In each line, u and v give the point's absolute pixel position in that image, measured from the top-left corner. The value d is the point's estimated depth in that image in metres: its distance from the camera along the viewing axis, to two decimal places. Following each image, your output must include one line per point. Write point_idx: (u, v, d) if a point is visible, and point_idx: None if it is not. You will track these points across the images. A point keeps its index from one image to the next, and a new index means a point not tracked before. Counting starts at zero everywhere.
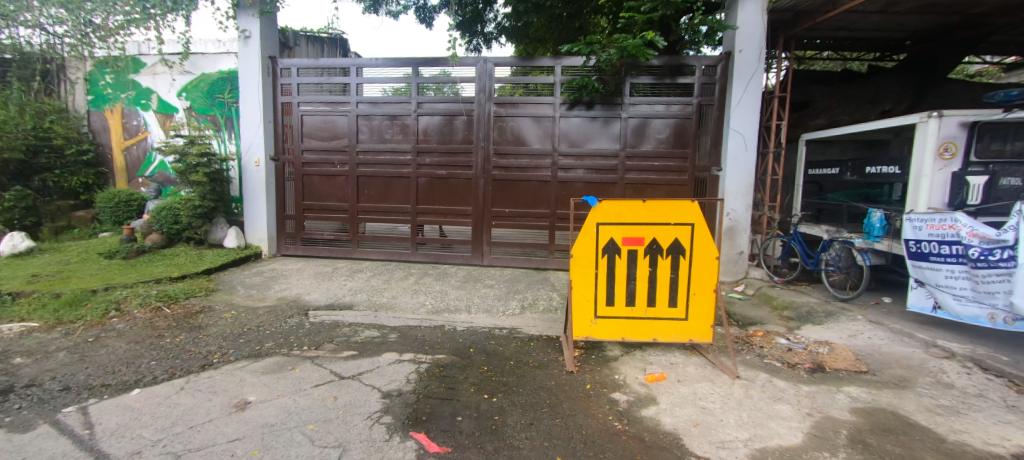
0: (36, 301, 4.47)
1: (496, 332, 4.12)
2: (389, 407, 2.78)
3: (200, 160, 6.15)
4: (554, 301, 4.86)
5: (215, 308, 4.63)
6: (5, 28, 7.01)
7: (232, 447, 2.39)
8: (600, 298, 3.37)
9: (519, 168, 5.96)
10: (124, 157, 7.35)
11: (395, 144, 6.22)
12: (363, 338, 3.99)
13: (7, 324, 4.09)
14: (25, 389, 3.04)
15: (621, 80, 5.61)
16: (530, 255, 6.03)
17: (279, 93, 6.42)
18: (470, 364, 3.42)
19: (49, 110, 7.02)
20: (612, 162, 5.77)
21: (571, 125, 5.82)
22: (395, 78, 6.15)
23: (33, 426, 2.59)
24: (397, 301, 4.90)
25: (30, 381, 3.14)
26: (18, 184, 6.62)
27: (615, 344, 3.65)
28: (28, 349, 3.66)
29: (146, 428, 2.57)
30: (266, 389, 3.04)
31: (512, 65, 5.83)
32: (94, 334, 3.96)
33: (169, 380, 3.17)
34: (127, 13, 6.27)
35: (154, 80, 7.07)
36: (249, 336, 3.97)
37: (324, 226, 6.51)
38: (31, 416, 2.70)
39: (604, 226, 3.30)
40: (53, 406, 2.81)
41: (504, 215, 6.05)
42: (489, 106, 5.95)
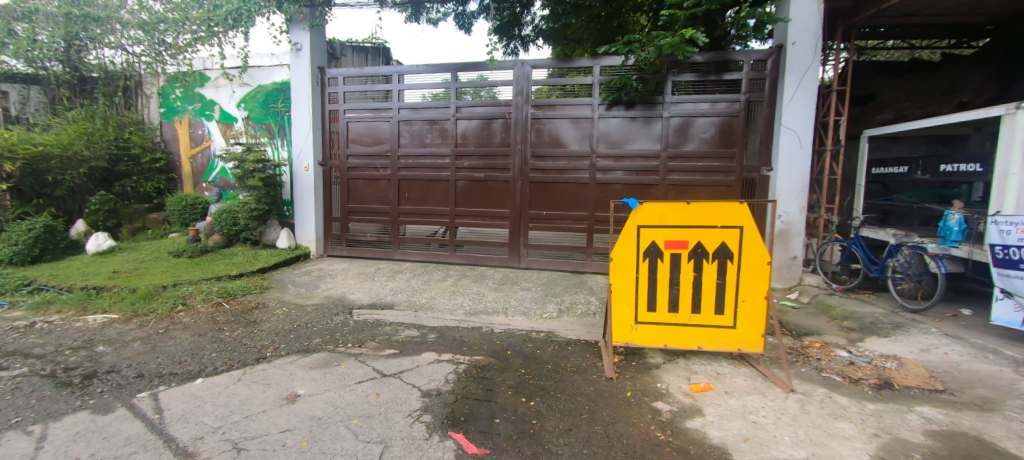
0: (115, 295, 4.89)
1: (533, 335, 4.09)
2: (429, 407, 2.81)
3: (256, 166, 6.51)
4: (592, 305, 4.77)
5: (268, 304, 4.88)
6: (92, 50, 7.65)
7: (283, 438, 2.50)
8: (641, 303, 3.26)
9: (557, 170, 5.91)
10: (191, 163, 7.93)
11: (434, 148, 6.34)
12: (404, 337, 4.07)
13: (92, 316, 4.49)
14: (106, 374, 3.32)
15: (663, 78, 5.44)
16: (568, 258, 5.95)
17: (327, 101, 6.71)
18: (507, 367, 3.41)
19: (128, 122, 7.68)
20: (653, 163, 5.61)
21: (610, 126, 5.71)
22: (434, 83, 6.26)
23: (112, 408, 2.82)
24: (436, 302, 4.97)
25: (110, 367, 3.43)
26: (103, 189, 7.23)
27: (657, 352, 3.52)
28: (108, 338, 4.01)
29: (208, 415, 2.74)
30: (314, 383, 3.16)
31: (550, 67, 5.80)
32: (163, 326, 4.27)
33: (228, 372, 3.36)
34: (194, 31, 6.95)
35: (217, 92, 7.57)
36: (298, 332, 4.15)
37: (367, 229, 6.72)
38: (110, 399, 2.94)
39: (645, 229, 3.20)
40: (130, 391, 3.05)
41: (542, 218, 6.01)
42: (527, 109, 5.94)
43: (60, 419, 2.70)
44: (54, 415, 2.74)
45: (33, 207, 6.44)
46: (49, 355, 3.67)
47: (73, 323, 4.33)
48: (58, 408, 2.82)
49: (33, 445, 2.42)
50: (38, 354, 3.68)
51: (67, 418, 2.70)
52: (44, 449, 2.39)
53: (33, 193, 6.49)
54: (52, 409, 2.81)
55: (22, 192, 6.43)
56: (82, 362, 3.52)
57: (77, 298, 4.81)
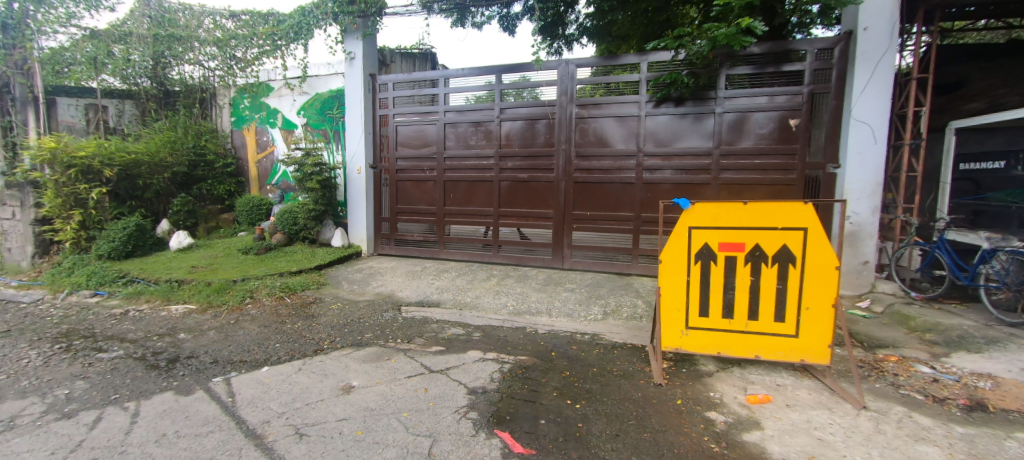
0: (194, 287, 5.32)
1: (578, 337, 4.03)
2: (476, 404, 2.85)
3: (314, 169, 6.88)
4: (639, 308, 4.63)
5: (324, 299, 5.14)
6: (175, 67, 8.32)
7: (340, 426, 2.61)
8: (693, 308, 3.13)
9: (602, 169, 5.80)
10: (257, 167, 8.49)
11: (479, 149, 6.40)
12: (450, 335, 4.14)
13: (175, 306, 4.94)
14: (187, 359, 3.62)
15: (716, 72, 5.21)
16: (613, 259, 5.83)
17: (378, 107, 6.97)
18: (552, 368, 3.38)
19: (204, 131, 8.35)
20: (705, 162, 5.37)
21: (658, 123, 5.53)
22: (478, 86, 6.35)
23: (192, 390, 3.07)
24: (480, 301, 5.03)
25: (190, 353, 3.74)
26: (183, 192, 7.91)
27: (709, 359, 3.36)
28: (188, 327, 4.37)
29: (273, 401, 2.91)
30: (367, 376, 3.29)
31: (594, 65, 5.73)
32: (234, 317, 4.60)
33: (290, 361, 3.56)
34: (261, 46, 7.77)
35: (279, 101, 8.07)
36: (352, 327, 4.33)
37: (414, 228, 6.91)
38: (191, 382, 3.20)
39: (697, 231, 3.08)
40: (207, 375, 3.31)
41: (587, 218, 5.92)
42: (571, 109, 5.88)
43: (150, 398, 2.97)
44: (145, 393, 3.02)
45: (128, 208, 7.13)
46: (141, 339, 4.06)
47: (160, 312, 4.79)
48: (147, 388, 3.11)
49: (128, 420, 2.69)
50: (132, 339, 4.09)
51: (155, 397, 2.97)
52: (137, 424, 2.65)
53: (128, 195, 7.16)
54: (143, 388, 3.10)
55: (118, 194, 7.09)
56: (167, 347, 3.86)
57: (162, 289, 5.30)
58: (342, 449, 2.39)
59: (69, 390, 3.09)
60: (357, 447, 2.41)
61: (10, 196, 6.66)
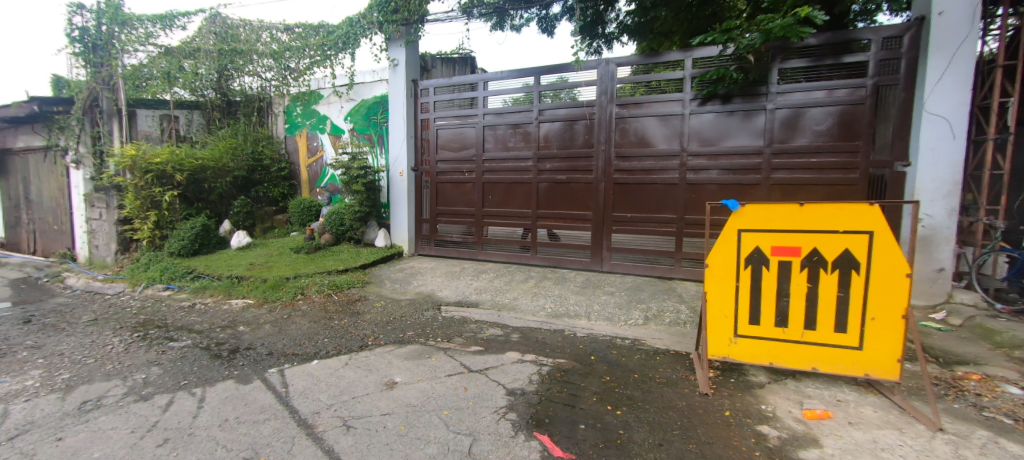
0: (252, 284, 5.65)
1: (618, 342, 3.94)
2: (515, 405, 2.84)
3: (359, 172, 7.15)
4: (683, 314, 4.46)
5: (369, 297, 5.31)
6: (237, 79, 8.86)
7: (384, 420, 2.68)
8: (742, 314, 2.99)
9: (643, 170, 5.66)
10: (308, 171, 8.90)
11: (518, 151, 6.41)
12: (488, 335, 4.16)
13: (235, 300, 5.28)
14: (246, 350, 3.84)
15: (768, 66, 4.95)
16: (654, 262, 5.66)
17: (419, 111, 7.14)
18: (592, 372, 3.32)
19: (262, 138, 8.84)
20: (756, 161, 5.11)
21: (704, 121, 5.32)
22: (515, 89, 6.38)
23: (250, 380, 3.25)
24: (518, 302, 5.02)
25: (248, 345, 3.96)
26: (244, 194, 8.39)
27: (760, 370, 3.18)
28: (246, 320, 4.64)
29: (322, 393, 3.03)
30: (409, 372, 3.36)
31: (634, 63, 5.60)
32: (286, 312, 4.84)
33: (338, 356, 3.70)
34: (313, 57, 8.17)
35: (328, 108, 8.43)
36: (394, 325, 4.44)
37: (453, 229, 7.01)
38: (249, 372, 3.39)
39: (747, 233, 2.93)
40: (263, 366, 3.50)
41: (627, 221, 5.78)
42: (611, 108, 5.77)
43: (213, 385, 3.17)
44: (210, 381, 3.23)
45: (195, 209, 7.70)
46: (205, 331, 4.35)
47: (222, 306, 5.14)
48: (211, 375, 3.33)
49: (195, 404, 2.88)
50: (198, 330, 4.39)
51: (219, 385, 3.17)
52: (202, 409, 2.83)
53: (195, 198, 7.75)
54: (208, 376, 3.31)
55: (187, 197, 7.66)
56: (229, 338, 4.12)
57: (224, 285, 5.67)
58: (386, 443, 2.45)
59: (146, 375, 3.35)
60: (401, 442, 2.46)
61: (99, 198, 7.46)
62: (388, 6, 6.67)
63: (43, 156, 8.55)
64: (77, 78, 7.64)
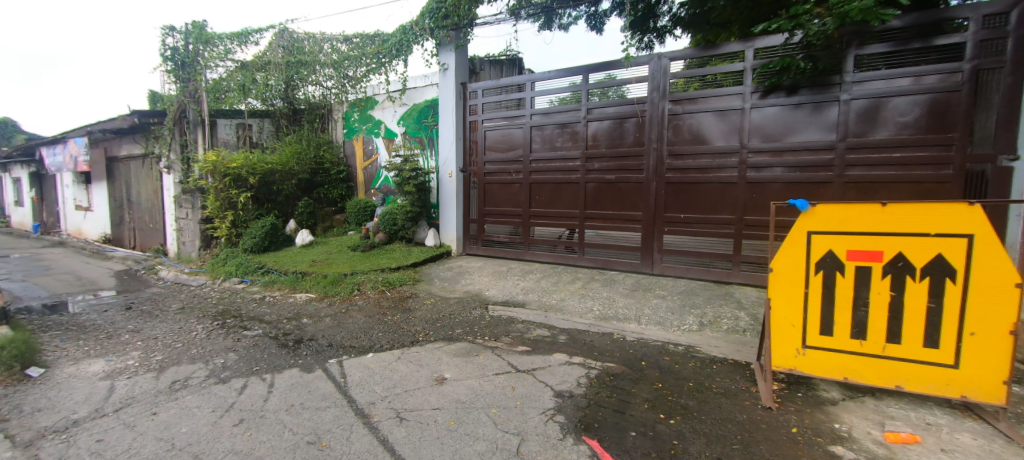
0: (313, 279, 5.99)
1: (670, 347, 3.80)
2: (563, 407, 2.81)
3: (411, 174, 7.37)
4: (742, 321, 4.21)
5: (419, 294, 5.48)
6: (302, 89, 9.39)
7: (435, 415, 2.74)
8: (812, 324, 2.78)
9: (698, 169, 5.42)
10: (364, 173, 9.27)
11: (566, 151, 6.35)
12: (535, 336, 4.16)
13: (299, 294, 5.63)
14: (309, 341, 4.08)
15: (841, 53, 4.60)
16: (709, 266, 5.41)
17: (468, 113, 7.27)
18: (642, 378, 3.22)
19: (323, 143, 9.34)
20: (827, 157, 4.74)
21: (766, 116, 5.01)
22: (561, 88, 6.34)
23: (313, 368, 3.45)
24: (566, 303, 4.98)
25: (311, 336, 4.21)
26: (307, 195, 8.89)
27: (832, 385, 2.95)
28: (308, 313, 4.93)
29: (378, 384, 3.16)
30: (458, 369, 3.42)
31: (688, 57, 5.39)
32: (344, 306, 5.10)
33: (391, 350, 3.84)
34: (369, 65, 8.52)
35: (383, 113, 8.78)
36: (444, 322, 4.54)
37: (500, 230, 7.06)
38: (312, 361, 3.60)
39: (817, 236, 2.73)
40: (324, 357, 3.69)
41: (681, 222, 5.56)
42: (663, 105, 5.57)
43: (281, 372, 3.40)
44: (278, 368, 3.46)
45: (265, 209, 8.27)
46: (274, 321, 4.67)
47: (288, 298, 5.50)
48: (279, 363, 3.57)
49: (265, 389, 3.09)
50: (268, 320, 4.73)
51: (286, 372, 3.40)
52: (272, 393, 3.04)
53: (266, 199, 8.33)
54: (276, 363, 3.55)
55: (259, 198, 8.26)
56: (294, 329, 4.40)
57: (290, 279, 6.08)
58: (437, 437, 2.51)
59: (224, 360, 3.64)
60: (451, 437, 2.51)
61: (186, 200, 8.24)
62: (439, 12, 6.90)
63: (140, 162, 9.61)
64: (169, 93, 8.70)
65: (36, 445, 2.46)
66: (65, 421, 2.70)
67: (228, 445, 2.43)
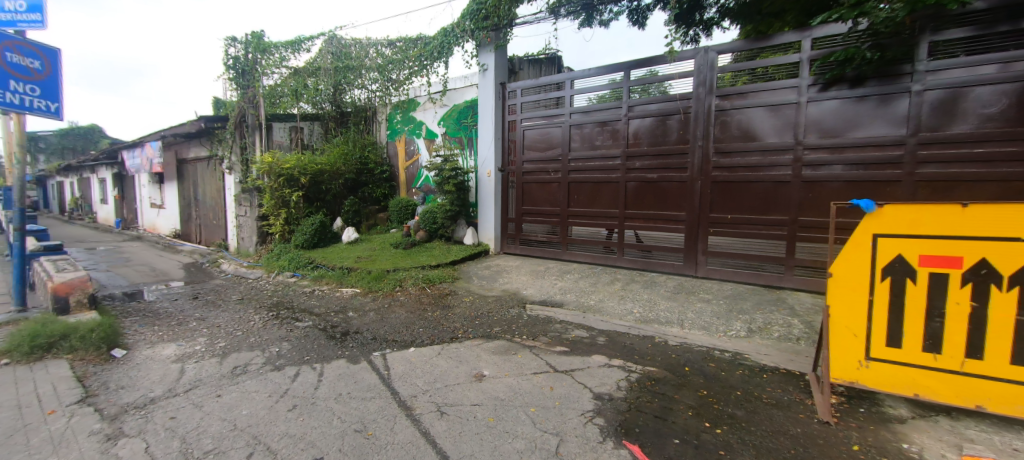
0: (359, 274, 6.22)
1: (716, 354, 3.65)
2: (602, 410, 2.77)
3: (451, 173, 7.51)
4: (795, 329, 3.99)
5: (458, 292, 5.56)
6: (349, 93, 9.75)
7: (474, 411, 2.78)
8: (878, 334, 2.60)
9: (747, 167, 5.18)
10: (406, 172, 9.49)
11: (606, 150, 6.25)
12: (574, 336, 4.12)
13: (345, 289, 5.86)
14: (355, 334, 4.24)
15: (913, 40, 4.25)
16: (759, 269, 5.16)
17: (507, 113, 7.32)
18: (686, 385, 3.12)
19: (368, 143, 9.66)
20: (894, 155, 4.41)
21: (825, 110, 4.72)
22: (601, 86, 6.26)
23: (358, 360, 3.59)
24: (605, 305, 4.90)
25: (356, 329, 4.37)
26: (353, 194, 9.23)
27: (899, 401, 2.73)
28: (354, 307, 5.13)
29: (419, 378, 3.24)
30: (496, 367, 3.45)
31: (736, 50, 5.20)
32: (387, 301, 5.26)
33: (431, 345, 3.92)
34: (412, 68, 8.73)
35: (424, 114, 8.98)
36: (482, 319, 4.60)
37: (538, 229, 7.04)
38: (358, 353, 3.74)
39: (885, 239, 2.54)
40: (369, 349, 3.83)
41: (728, 223, 5.34)
42: (709, 100, 5.37)
43: (330, 362, 3.55)
44: (327, 358, 3.63)
45: (315, 208, 8.66)
46: (323, 314, 4.89)
47: (335, 293, 5.75)
48: (327, 353, 3.73)
49: (316, 378, 3.24)
50: (317, 312, 4.96)
51: (334, 362, 3.54)
52: (322, 382, 3.18)
53: (316, 198, 8.73)
54: (326, 354, 3.72)
55: (310, 197, 8.66)
56: (341, 322, 4.58)
57: (337, 274, 6.33)
58: (477, 432, 2.54)
59: (279, 349, 3.85)
60: (490, 433, 2.53)
61: (245, 198, 8.77)
62: (479, 13, 6.96)
63: (205, 163, 10.35)
64: (231, 99, 9.38)
65: (120, 418, 2.70)
66: (144, 399, 2.95)
67: (283, 429, 2.56)
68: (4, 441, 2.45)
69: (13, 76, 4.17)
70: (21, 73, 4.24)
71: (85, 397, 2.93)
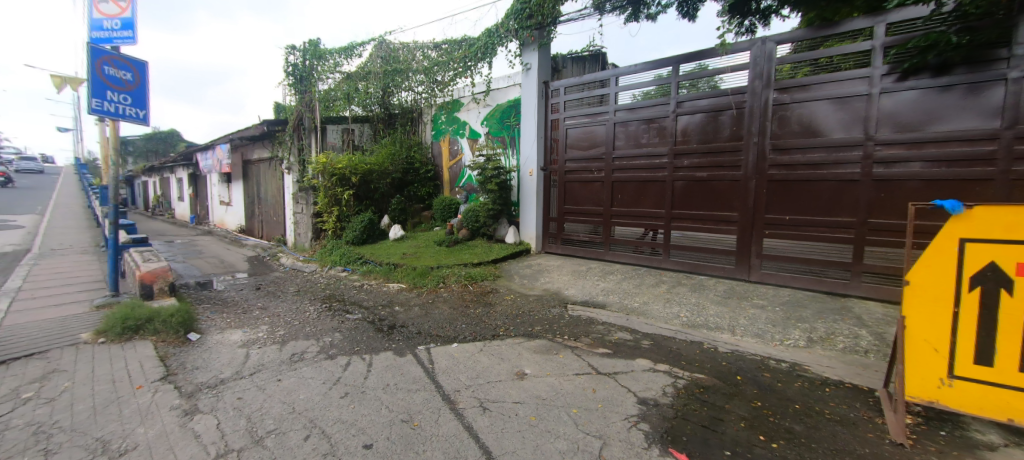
0: (404, 270, 6.40)
1: (771, 363, 3.45)
2: (648, 415, 2.69)
3: (493, 172, 7.56)
4: (861, 340, 3.70)
5: (500, 290, 5.60)
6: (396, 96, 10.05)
7: (516, 408, 2.78)
8: (964, 349, 2.36)
9: (809, 165, 4.86)
10: (449, 172, 9.66)
11: (652, 147, 6.07)
12: (617, 339, 4.03)
13: (392, 284, 6.06)
14: (401, 327, 4.36)
15: (1009, 22, 3.82)
16: (820, 275, 4.82)
17: (550, 111, 7.28)
18: (738, 394, 2.97)
19: (414, 144, 9.92)
20: (984, 150, 3.98)
21: (901, 102, 4.34)
22: (647, 82, 6.09)
23: (404, 353, 3.69)
24: (649, 307, 4.76)
25: (402, 323, 4.50)
26: (399, 193, 9.51)
27: (989, 425, 2.46)
28: (399, 301, 5.29)
29: (462, 373, 3.29)
30: (538, 366, 3.44)
31: (798, 39, 4.89)
32: (431, 297, 5.39)
33: (474, 341, 3.97)
34: (457, 69, 8.86)
35: (468, 115, 9.10)
36: (523, 318, 4.59)
37: (581, 229, 6.94)
38: (403, 346, 3.85)
39: (974, 244, 2.31)
40: (414, 343, 3.92)
41: (785, 224, 5.03)
42: (766, 94, 5.09)
43: (378, 353, 3.67)
44: (375, 349, 3.76)
45: (365, 206, 9.00)
46: (371, 307, 5.08)
47: (382, 288, 5.95)
48: (375, 345, 3.87)
49: (365, 368, 3.36)
50: (366, 306, 5.16)
51: (381, 354, 3.67)
52: (371, 372, 3.30)
53: (365, 196, 9.07)
54: (374, 346, 3.85)
55: (359, 195, 9.02)
56: (388, 316, 4.74)
57: (384, 270, 6.56)
58: (518, 430, 2.54)
59: (331, 339, 4.04)
60: (532, 432, 2.52)
61: (301, 196, 9.26)
62: (524, 12, 6.95)
63: (266, 163, 11.03)
64: (290, 103, 9.95)
65: (195, 396, 2.93)
66: (215, 379, 3.19)
67: (336, 414, 2.68)
68: (101, 411, 2.73)
69: (109, 87, 4.62)
70: (115, 84, 4.68)
71: (167, 375, 3.21)
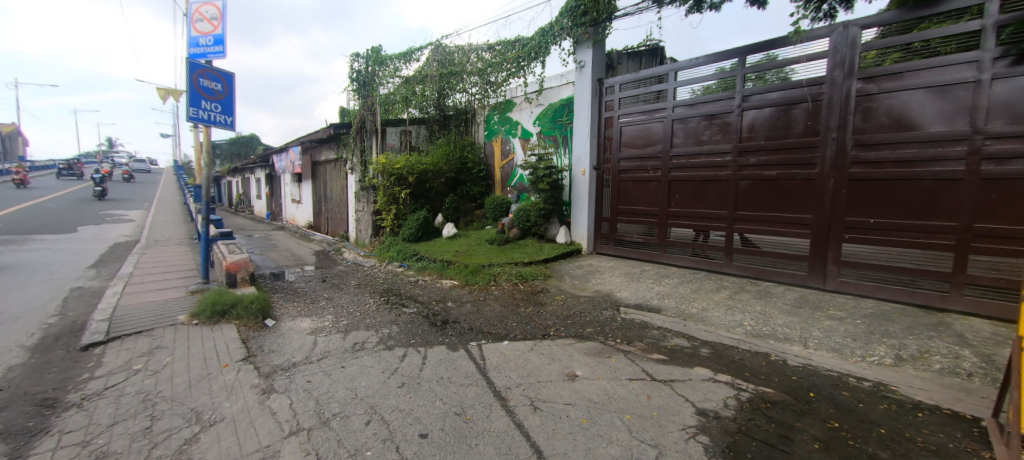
0: (456, 267, 6.52)
1: (851, 381, 3.15)
2: (707, 428, 2.54)
3: (545, 172, 7.48)
4: (962, 361, 3.28)
5: (550, 290, 5.55)
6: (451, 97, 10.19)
7: (568, 410, 2.73)
8: None
9: (898, 162, 4.38)
10: (501, 171, 9.71)
11: (713, 145, 5.75)
12: (673, 345, 3.85)
13: (445, 281, 6.20)
14: (453, 323, 4.44)
15: None
16: (911, 286, 4.33)
17: (604, 109, 7.12)
18: (811, 412, 2.73)
19: (467, 144, 10.08)
20: None
21: (1018, 89, 3.80)
22: (710, 76, 5.80)
23: (457, 348, 3.75)
24: (708, 314, 4.51)
25: (454, 319, 4.58)
26: (452, 191, 9.71)
27: None
28: (452, 298, 5.39)
29: (513, 371, 3.29)
30: (589, 368, 3.36)
31: (888, 22, 4.43)
32: (482, 294, 5.45)
33: (525, 340, 3.96)
34: (510, 70, 8.88)
35: (520, 115, 9.11)
36: (575, 319, 4.52)
37: (634, 230, 6.72)
38: (456, 341, 3.91)
39: None
40: (466, 339, 3.98)
41: (869, 228, 4.56)
42: (847, 85, 4.65)
43: (432, 347, 3.75)
44: (430, 343, 3.85)
45: (420, 204, 9.28)
46: (426, 302, 5.22)
47: (436, 284, 6.11)
48: (430, 339, 3.96)
49: (420, 361, 3.44)
50: (420, 300, 5.31)
51: (435, 348, 3.74)
52: (425, 364, 3.38)
53: (421, 195, 9.33)
54: (429, 339, 3.95)
55: (415, 195, 9.29)
56: (440, 311, 4.84)
57: (438, 266, 6.73)
58: (570, 432, 2.49)
59: (389, 331, 4.19)
60: (584, 434, 2.46)
61: (362, 195, 9.72)
62: (578, 9, 6.84)
63: (332, 164, 11.70)
64: (354, 107, 10.49)
65: (272, 377, 3.14)
66: (288, 362, 3.41)
67: (394, 402, 2.77)
68: (194, 385, 3.01)
69: (203, 97, 5.08)
70: (208, 94, 5.14)
71: (248, 356, 3.48)
